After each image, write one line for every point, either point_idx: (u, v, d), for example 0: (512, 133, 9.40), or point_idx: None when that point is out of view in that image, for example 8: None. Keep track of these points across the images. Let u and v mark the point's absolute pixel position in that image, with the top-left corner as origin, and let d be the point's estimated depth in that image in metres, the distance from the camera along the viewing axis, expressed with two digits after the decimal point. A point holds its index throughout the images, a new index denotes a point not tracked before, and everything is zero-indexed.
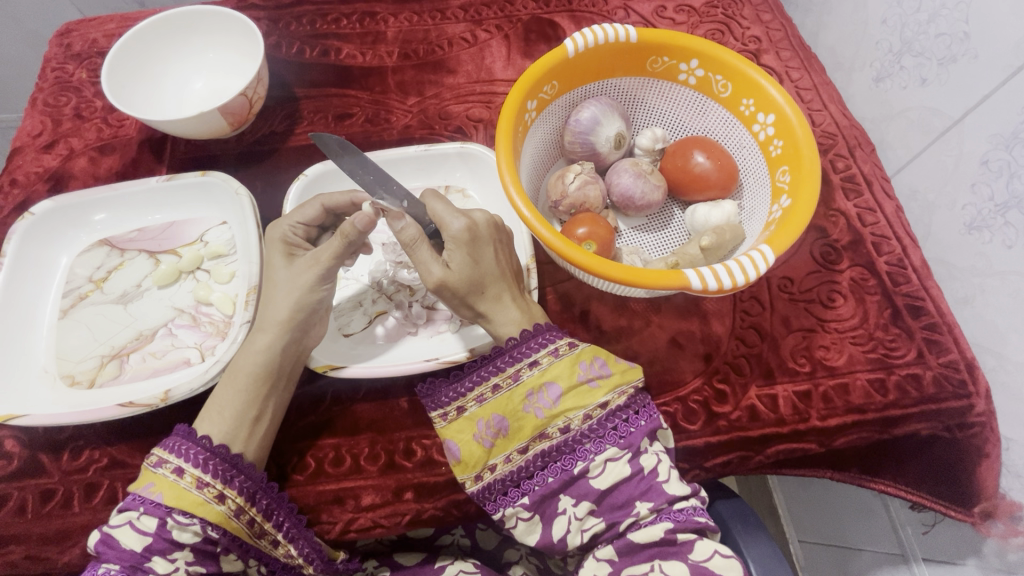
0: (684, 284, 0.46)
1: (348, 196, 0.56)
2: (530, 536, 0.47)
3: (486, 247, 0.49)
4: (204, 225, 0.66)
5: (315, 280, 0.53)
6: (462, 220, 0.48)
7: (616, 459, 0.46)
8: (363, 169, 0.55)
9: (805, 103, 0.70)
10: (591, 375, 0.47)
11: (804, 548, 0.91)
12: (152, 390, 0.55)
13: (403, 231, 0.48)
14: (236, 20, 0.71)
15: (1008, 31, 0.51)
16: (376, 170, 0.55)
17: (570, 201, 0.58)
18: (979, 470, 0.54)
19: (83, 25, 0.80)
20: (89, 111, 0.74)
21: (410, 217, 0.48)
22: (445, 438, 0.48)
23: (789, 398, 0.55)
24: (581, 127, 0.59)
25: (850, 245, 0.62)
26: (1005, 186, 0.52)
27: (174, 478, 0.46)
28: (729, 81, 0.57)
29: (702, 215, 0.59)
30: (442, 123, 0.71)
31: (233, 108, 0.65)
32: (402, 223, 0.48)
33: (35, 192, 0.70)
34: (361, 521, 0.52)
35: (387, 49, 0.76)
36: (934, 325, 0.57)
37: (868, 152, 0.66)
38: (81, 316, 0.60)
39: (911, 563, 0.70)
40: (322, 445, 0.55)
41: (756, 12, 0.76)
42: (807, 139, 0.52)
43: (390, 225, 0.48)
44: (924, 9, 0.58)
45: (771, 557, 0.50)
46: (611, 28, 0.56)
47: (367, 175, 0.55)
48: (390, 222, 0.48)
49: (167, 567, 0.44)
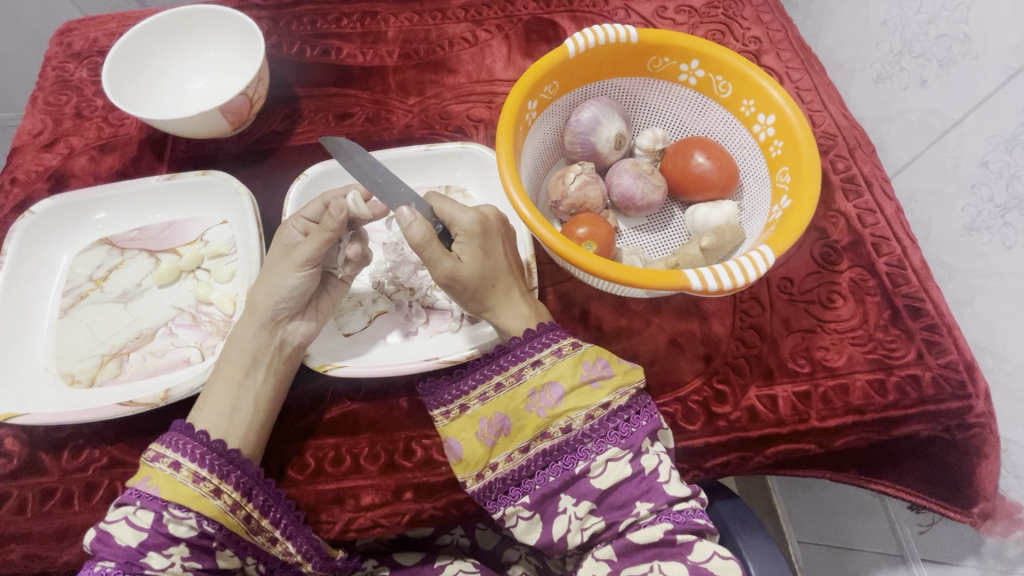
0: (684, 284, 0.46)
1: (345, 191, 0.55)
2: (529, 536, 0.47)
3: (496, 241, 0.50)
4: (204, 224, 0.66)
5: (289, 267, 0.53)
6: (472, 214, 0.49)
7: (617, 460, 0.46)
8: (374, 169, 0.54)
9: (805, 103, 0.70)
10: (593, 376, 0.47)
11: (804, 549, 0.91)
12: (153, 389, 0.55)
13: (412, 227, 0.47)
14: (236, 20, 0.71)
15: (1008, 32, 0.51)
16: (383, 172, 0.54)
17: (570, 201, 0.58)
18: (978, 472, 0.55)
19: (83, 25, 0.80)
20: (89, 110, 0.74)
21: (418, 214, 0.47)
22: (447, 437, 0.48)
23: (788, 398, 0.55)
24: (581, 127, 0.59)
25: (850, 246, 0.62)
26: (1005, 187, 0.52)
27: (170, 471, 0.46)
28: (729, 81, 0.57)
29: (702, 216, 0.59)
30: (442, 123, 0.71)
31: (233, 107, 0.65)
32: (410, 219, 0.47)
33: (35, 191, 0.70)
34: (361, 521, 0.52)
35: (387, 49, 0.76)
36: (933, 325, 0.57)
37: (868, 153, 0.67)
38: (81, 315, 0.60)
39: (910, 564, 0.70)
40: (322, 445, 0.55)
41: (756, 12, 0.76)
42: (807, 140, 0.52)
43: (400, 222, 0.47)
44: (924, 11, 0.58)
45: (770, 559, 0.50)
46: (612, 28, 0.55)
47: (376, 174, 0.53)
48: (401, 218, 0.46)
49: (163, 563, 0.44)
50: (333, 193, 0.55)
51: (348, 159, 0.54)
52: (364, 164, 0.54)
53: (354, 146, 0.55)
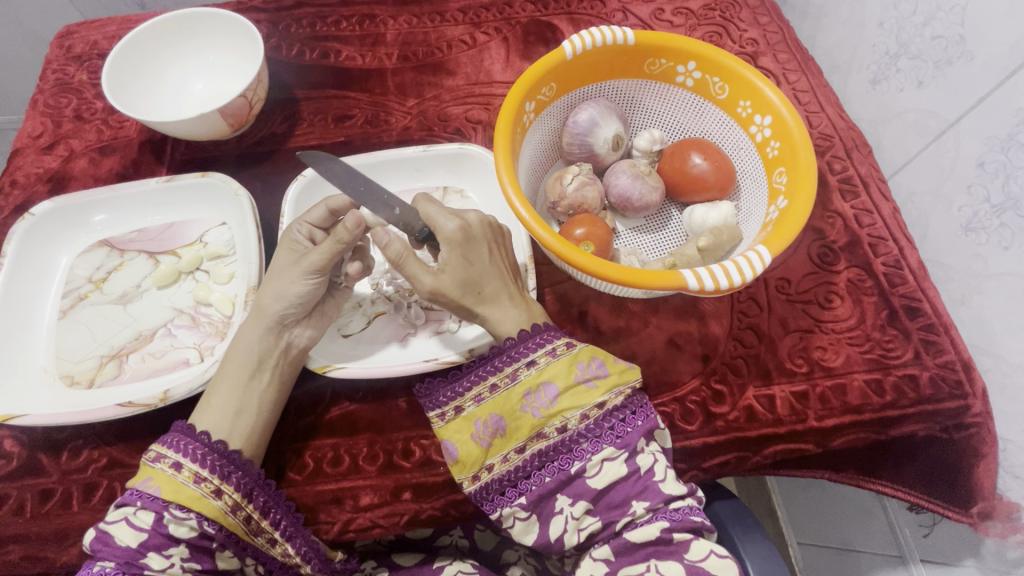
0: (680, 284, 0.46)
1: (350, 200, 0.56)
2: (527, 536, 0.47)
3: (481, 247, 0.50)
4: (203, 226, 0.66)
5: (297, 273, 0.53)
6: (455, 221, 0.49)
7: (613, 459, 0.46)
8: (352, 178, 0.55)
9: (802, 104, 0.70)
10: (588, 375, 0.47)
11: (804, 550, 0.91)
12: (152, 390, 0.55)
13: (390, 246, 0.48)
14: (236, 22, 0.71)
15: (1004, 32, 0.51)
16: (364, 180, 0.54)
17: (569, 201, 0.58)
18: (975, 472, 0.55)
19: (84, 28, 0.81)
20: (89, 112, 0.75)
21: (395, 232, 0.48)
22: (443, 438, 0.48)
23: (786, 398, 0.56)
24: (580, 128, 0.59)
25: (847, 246, 0.62)
26: (1001, 187, 0.52)
27: (172, 472, 0.46)
28: (726, 82, 0.58)
29: (700, 216, 0.59)
30: (441, 124, 0.72)
31: (233, 109, 0.66)
32: (388, 237, 0.48)
33: (36, 193, 0.70)
34: (360, 521, 0.52)
35: (386, 51, 0.76)
36: (930, 326, 0.57)
37: (865, 154, 0.67)
38: (81, 316, 0.60)
39: (909, 564, 0.70)
40: (320, 445, 0.55)
41: (754, 14, 0.77)
42: (804, 141, 0.52)
43: (376, 242, 0.48)
44: (919, 13, 0.58)
45: (769, 559, 0.50)
46: (609, 30, 0.56)
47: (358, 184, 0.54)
48: (376, 238, 0.48)
49: (163, 564, 0.44)
50: (336, 199, 0.55)
51: (326, 168, 0.55)
52: (340, 173, 0.55)
53: (329, 157, 0.56)
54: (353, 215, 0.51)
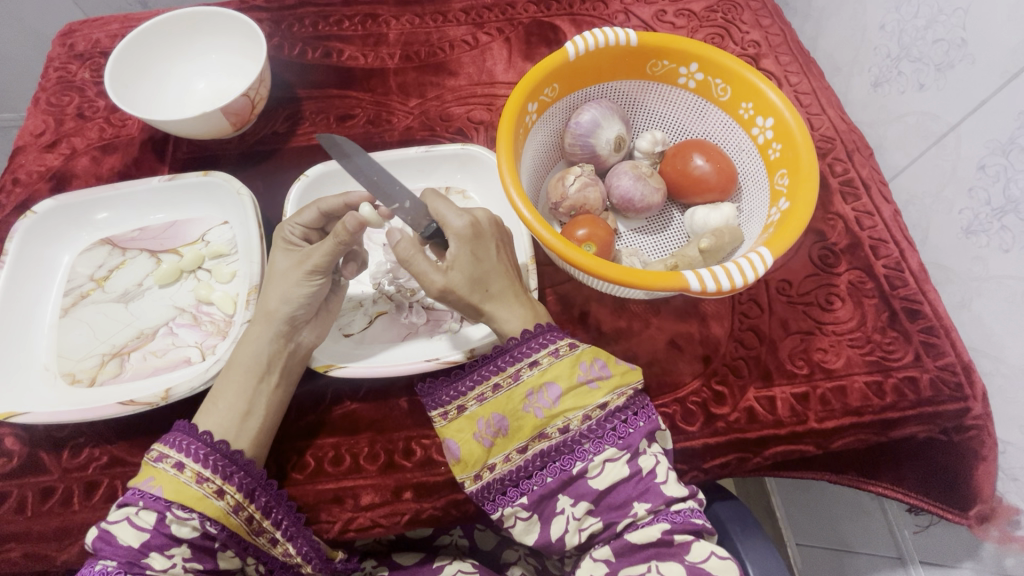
0: (682, 285, 0.46)
1: (343, 201, 0.55)
2: (528, 536, 0.47)
3: (489, 245, 0.50)
4: (205, 225, 0.66)
5: (300, 275, 0.53)
6: (464, 218, 0.49)
7: (615, 459, 0.46)
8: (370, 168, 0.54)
9: (804, 107, 0.70)
10: (591, 376, 0.47)
11: (803, 552, 0.91)
12: (153, 389, 0.55)
13: (398, 245, 0.48)
14: (239, 22, 0.71)
15: (1005, 36, 0.51)
16: (381, 172, 0.54)
17: (570, 203, 0.58)
18: (975, 474, 0.55)
19: (87, 26, 0.81)
20: (91, 110, 0.75)
21: (405, 231, 0.48)
22: (445, 437, 0.48)
23: (786, 399, 0.56)
24: (581, 129, 0.59)
25: (848, 248, 0.62)
26: (1002, 191, 0.52)
27: (174, 472, 0.46)
28: (728, 85, 0.58)
29: (702, 218, 0.59)
30: (443, 124, 0.72)
31: (235, 109, 0.65)
32: (398, 237, 0.48)
33: (37, 191, 0.70)
34: (360, 521, 0.52)
35: (388, 51, 0.76)
36: (931, 328, 0.58)
37: (866, 156, 0.67)
38: (82, 314, 0.60)
39: (908, 566, 0.70)
40: (321, 445, 0.55)
41: (756, 16, 0.77)
42: (806, 143, 0.53)
43: (387, 240, 0.48)
44: (921, 16, 0.59)
45: (769, 560, 0.50)
46: (612, 32, 0.56)
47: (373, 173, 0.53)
48: (387, 236, 0.48)
49: (165, 564, 0.44)
50: (330, 200, 0.55)
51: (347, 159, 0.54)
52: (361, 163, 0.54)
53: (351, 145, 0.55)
54: (354, 216, 0.50)
